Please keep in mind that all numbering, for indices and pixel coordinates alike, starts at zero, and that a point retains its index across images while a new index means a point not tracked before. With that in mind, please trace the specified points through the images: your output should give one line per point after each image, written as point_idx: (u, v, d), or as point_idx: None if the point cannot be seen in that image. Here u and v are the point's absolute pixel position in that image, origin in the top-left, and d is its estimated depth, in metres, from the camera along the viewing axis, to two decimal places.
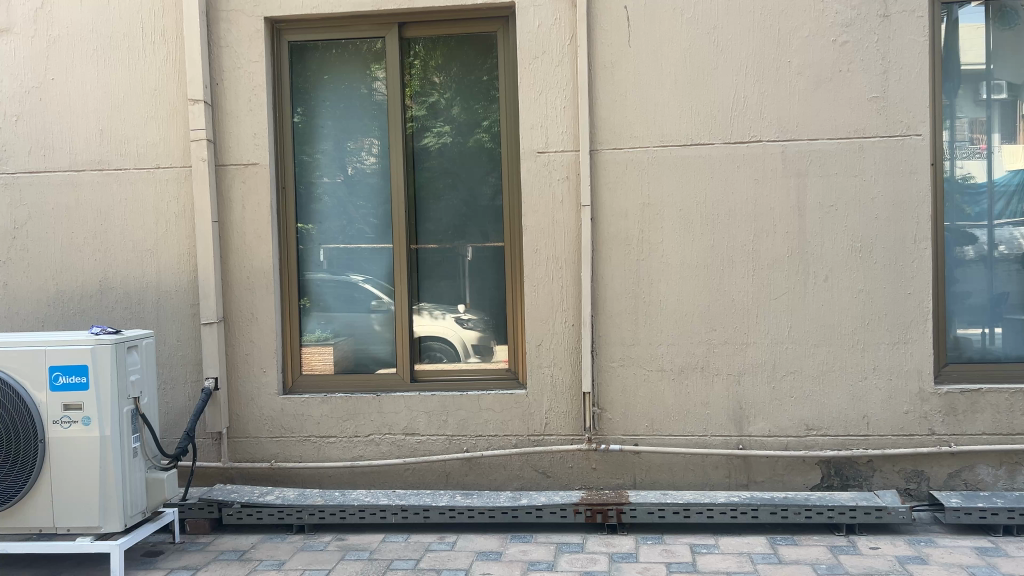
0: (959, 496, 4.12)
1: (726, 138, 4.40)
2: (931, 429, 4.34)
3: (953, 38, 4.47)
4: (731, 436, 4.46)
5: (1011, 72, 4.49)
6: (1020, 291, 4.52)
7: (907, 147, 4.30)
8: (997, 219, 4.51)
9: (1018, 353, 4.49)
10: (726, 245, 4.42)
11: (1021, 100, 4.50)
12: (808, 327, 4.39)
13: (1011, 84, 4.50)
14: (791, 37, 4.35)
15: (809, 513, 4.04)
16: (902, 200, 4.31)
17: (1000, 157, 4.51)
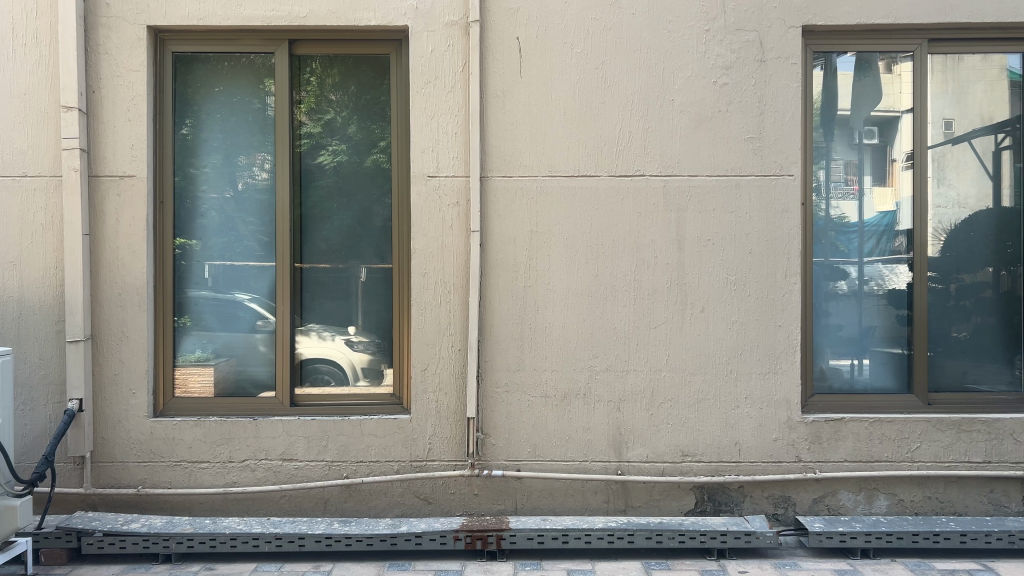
0: (821, 521, 4.31)
1: (612, 171, 4.52)
2: (798, 455, 4.53)
3: (828, 84, 4.74)
4: (611, 462, 4.54)
5: (881, 119, 4.78)
6: (885, 326, 4.79)
7: (779, 186, 4.51)
8: (868, 257, 4.77)
9: (882, 384, 4.76)
10: (610, 274, 4.52)
11: (892, 146, 4.78)
12: (685, 356, 4.53)
13: (882, 129, 4.78)
14: (675, 76, 4.52)
15: (682, 538, 4.15)
16: (774, 237, 4.51)
17: (872, 198, 4.78)
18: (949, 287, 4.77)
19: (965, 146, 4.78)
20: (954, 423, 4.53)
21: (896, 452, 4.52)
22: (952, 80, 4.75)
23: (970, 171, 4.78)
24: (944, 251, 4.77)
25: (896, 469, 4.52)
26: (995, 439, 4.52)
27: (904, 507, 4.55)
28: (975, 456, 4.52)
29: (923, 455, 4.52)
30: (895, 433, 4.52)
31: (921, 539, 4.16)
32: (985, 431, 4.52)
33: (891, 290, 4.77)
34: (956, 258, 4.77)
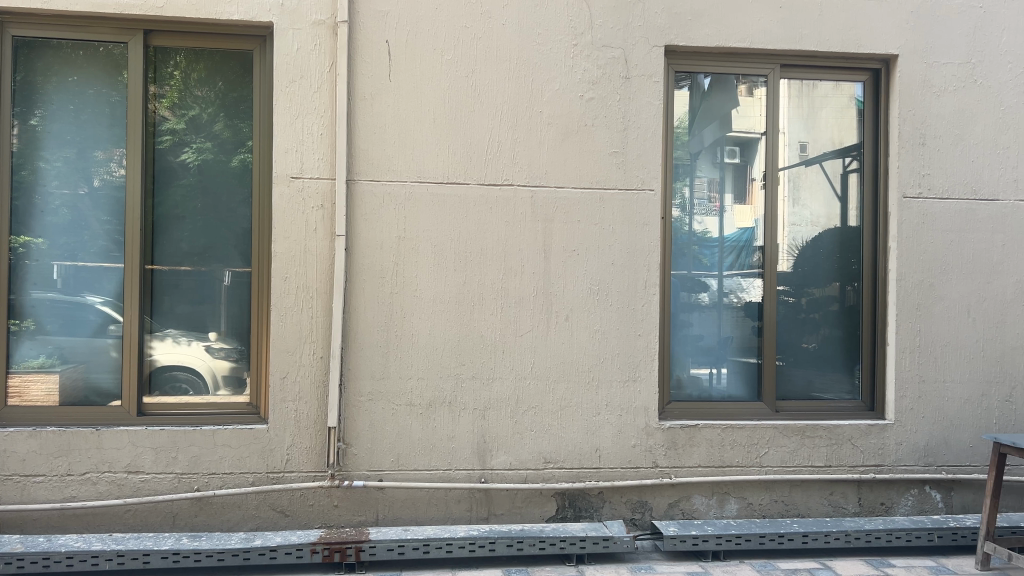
0: (676, 525, 4.45)
1: (480, 179, 4.52)
2: (655, 461, 4.66)
3: (692, 104, 4.92)
4: (474, 470, 4.52)
5: (742, 138, 4.99)
6: (743, 336, 4.99)
7: (641, 200, 4.65)
8: (727, 271, 4.97)
9: (738, 393, 4.96)
10: (478, 282, 4.52)
11: (752, 166, 5.00)
12: (548, 364, 4.58)
13: (743, 149, 4.99)
14: (543, 89, 4.58)
15: (542, 545, 4.18)
16: (635, 249, 4.64)
17: (732, 215, 4.99)
18: (800, 300, 5.04)
19: (816, 168, 5.07)
20: (799, 429, 4.77)
21: (746, 457, 4.73)
22: (804, 104, 5.04)
23: (821, 192, 5.07)
24: (795, 266, 5.03)
25: (745, 474, 4.72)
26: (836, 445, 4.79)
27: (753, 510, 4.76)
28: (817, 461, 4.78)
29: (770, 460, 4.75)
30: (745, 439, 4.73)
31: (768, 540, 4.36)
32: (826, 436, 4.79)
33: (745, 302, 4.99)
34: (806, 273, 5.04)
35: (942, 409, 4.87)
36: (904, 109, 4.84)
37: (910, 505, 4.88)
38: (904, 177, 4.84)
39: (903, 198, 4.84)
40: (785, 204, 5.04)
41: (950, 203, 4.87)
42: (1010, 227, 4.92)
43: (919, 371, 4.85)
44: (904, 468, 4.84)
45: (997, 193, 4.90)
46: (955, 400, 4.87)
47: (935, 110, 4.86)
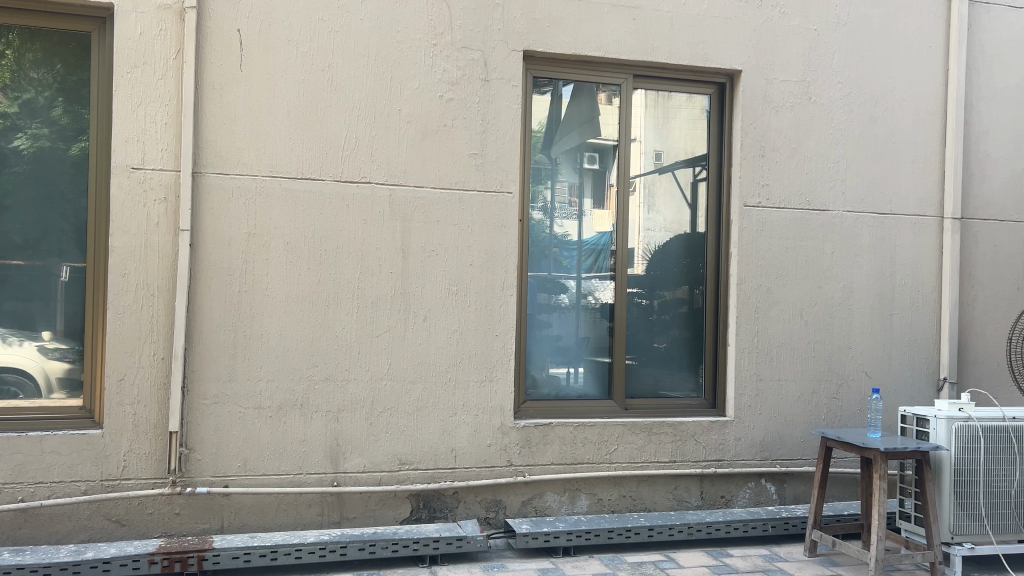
0: (528, 522, 4.51)
1: (336, 176, 4.43)
2: (509, 460, 4.71)
3: (554, 109, 4.99)
4: (326, 474, 4.43)
5: (602, 145, 5.11)
6: (599, 337, 5.12)
7: (499, 202, 4.69)
8: (586, 274, 5.08)
9: (594, 392, 5.09)
10: (333, 280, 4.42)
11: (611, 172, 5.13)
12: (404, 364, 4.54)
13: (603, 156, 5.11)
14: (402, 86, 4.54)
15: (395, 547, 4.14)
16: (493, 250, 4.68)
17: (591, 219, 5.10)
18: (653, 302, 5.22)
19: (670, 176, 5.26)
20: (646, 426, 4.95)
21: (596, 454, 4.86)
22: (660, 114, 5.21)
23: (674, 199, 5.27)
24: (649, 269, 5.20)
25: (596, 470, 4.86)
26: (680, 441, 5.00)
27: (602, 505, 4.90)
28: (663, 456, 4.98)
29: (620, 456, 4.90)
30: (596, 437, 4.86)
31: (615, 535, 4.50)
32: (672, 433, 4.99)
33: (603, 304, 5.12)
34: (658, 276, 5.22)
35: (777, 406, 5.17)
36: (746, 122, 5.11)
37: (748, 498, 5.15)
38: (745, 187, 5.12)
39: (744, 206, 5.11)
40: (641, 210, 5.20)
41: (786, 212, 5.19)
42: (838, 236, 5.29)
43: (756, 370, 5.13)
44: (742, 462, 5.11)
45: (827, 204, 5.26)
46: (788, 397, 5.19)
47: (774, 124, 5.16)
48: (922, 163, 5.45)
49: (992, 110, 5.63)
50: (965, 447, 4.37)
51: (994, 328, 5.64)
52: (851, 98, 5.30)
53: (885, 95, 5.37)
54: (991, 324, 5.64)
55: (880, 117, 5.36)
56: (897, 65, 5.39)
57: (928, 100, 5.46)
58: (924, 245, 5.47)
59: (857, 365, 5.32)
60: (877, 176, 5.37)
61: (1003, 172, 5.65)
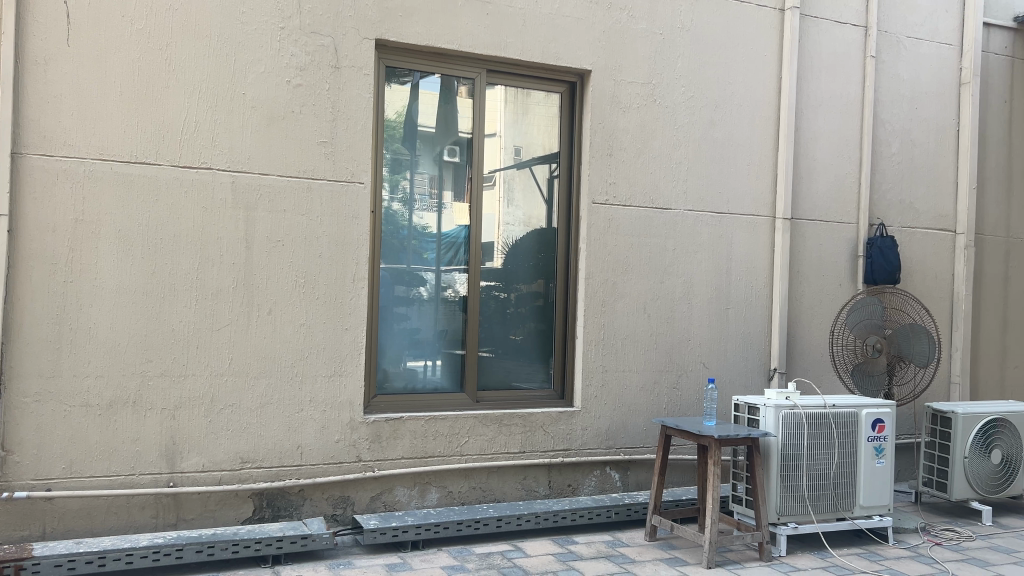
0: (376, 518, 4.47)
1: (174, 161, 4.22)
2: (358, 455, 4.65)
3: (412, 101, 4.94)
4: (162, 474, 4.21)
5: (462, 138, 5.10)
6: (459, 329, 5.11)
7: (350, 192, 4.61)
8: (446, 267, 5.06)
9: (451, 384, 5.08)
10: (170, 271, 4.21)
11: (472, 166, 5.12)
12: (247, 359, 4.38)
13: (463, 149, 5.11)
14: (247, 70, 4.37)
15: (235, 548, 4.00)
16: (342, 241, 4.59)
17: (452, 212, 5.08)
18: (509, 296, 5.26)
19: (528, 172, 5.32)
20: (497, 418, 5.00)
21: (447, 447, 4.87)
22: (517, 110, 5.26)
23: (533, 195, 5.33)
24: (506, 262, 5.24)
25: (446, 463, 4.86)
26: (530, 432, 5.09)
27: (452, 498, 4.92)
28: (513, 447, 5.04)
29: (470, 448, 4.93)
30: (447, 430, 4.86)
31: (464, 527, 4.52)
32: (521, 424, 5.06)
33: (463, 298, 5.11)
34: (514, 269, 5.27)
35: (622, 397, 5.34)
36: (596, 122, 5.24)
37: (593, 486, 5.31)
38: (593, 185, 5.25)
39: (592, 204, 5.25)
40: (501, 205, 5.23)
41: (632, 210, 5.36)
42: (680, 233, 5.52)
43: (603, 362, 5.28)
44: (588, 451, 5.26)
45: (670, 203, 5.48)
46: (633, 388, 5.38)
47: (621, 124, 5.32)
48: (757, 165, 5.77)
49: (820, 118, 6.02)
50: (790, 433, 4.67)
51: (819, 321, 6.06)
52: (694, 102, 5.53)
53: (725, 99, 5.65)
54: (816, 318, 6.05)
55: (720, 121, 5.63)
56: (735, 72, 5.68)
57: (763, 106, 5.78)
58: (758, 244, 5.79)
59: (697, 356, 5.58)
60: (716, 177, 5.64)
61: (829, 176, 6.06)
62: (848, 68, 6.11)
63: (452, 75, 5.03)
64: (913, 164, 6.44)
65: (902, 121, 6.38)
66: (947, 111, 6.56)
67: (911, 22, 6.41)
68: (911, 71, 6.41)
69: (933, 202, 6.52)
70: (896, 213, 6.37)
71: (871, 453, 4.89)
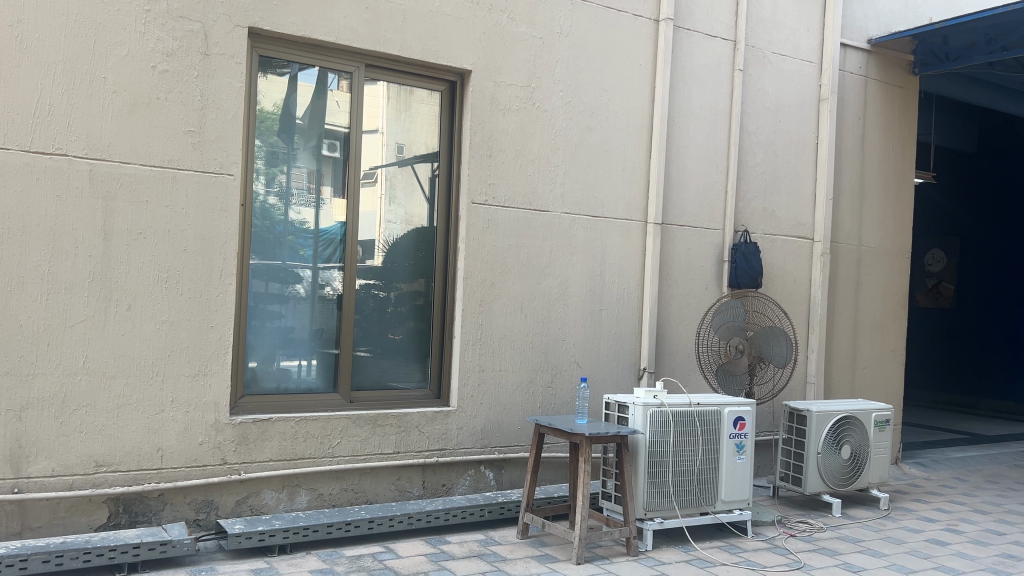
0: (242, 522, 4.32)
1: (25, 146, 3.95)
2: (223, 458, 4.49)
3: (290, 93, 4.81)
4: (6, 480, 3.94)
5: (342, 132, 5.00)
6: (335, 328, 5.01)
7: (219, 184, 4.44)
8: (324, 264, 4.96)
9: (326, 384, 4.98)
10: (17, 263, 3.94)
11: (352, 162, 5.03)
12: (103, 358, 4.15)
13: (342, 145, 5.01)
14: (108, 53, 4.14)
15: (87, 557, 3.78)
16: (209, 235, 4.42)
17: (331, 208, 4.98)
18: (388, 295, 5.20)
19: (409, 170, 5.28)
20: (370, 419, 4.93)
21: (318, 449, 4.77)
22: (399, 108, 5.21)
23: (414, 194, 5.30)
24: (386, 261, 5.18)
25: (317, 465, 4.76)
26: (404, 432, 5.04)
27: (322, 500, 4.82)
28: (386, 448, 4.99)
29: (342, 450, 4.84)
30: (319, 431, 4.76)
31: (334, 529, 4.44)
32: (396, 425, 5.01)
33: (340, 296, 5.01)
34: (393, 268, 5.21)
35: (498, 397, 5.38)
36: (475, 122, 5.25)
37: (467, 485, 5.31)
38: (472, 185, 5.26)
39: (472, 204, 5.25)
40: (382, 202, 5.17)
41: (510, 211, 5.40)
42: (557, 235, 5.60)
43: (479, 361, 5.30)
44: (463, 451, 5.26)
45: (547, 205, 5.55)
46: (508, 387, 5.41)
47: (500, 125, 5.35)
48: (631, 171, 5.93)
49: (691, 127, 6.24)
50: (657, 431, 4.82)
51: (687, 323, 6.28)
52: (571, 106, 5.63)
53: (600, 105, 5.77)
54: (684, 320, 6.27)
55: (596, 126, 5.75)
56: (611, 80, 5.81)
57: (637, 114, 5.95)
58: (631, 247, 5.95)
59: (571, 356, 5.68)
60: (592, 181, 5.75)
61: (698, 184, 6.30)
62: (717, 80, 6.37)
63: (332, 68, 4.93)
64: (776, 174, 6.78)
65: (766, 133, 6.70)
66: (807, 125, 6.93)
67: (776, 39, 6.73)
68: (775, 86, 6.73)
69: (794, 211, 6.87)
70: (759, 221, 6.68)
71: (732, 449, 5.11)
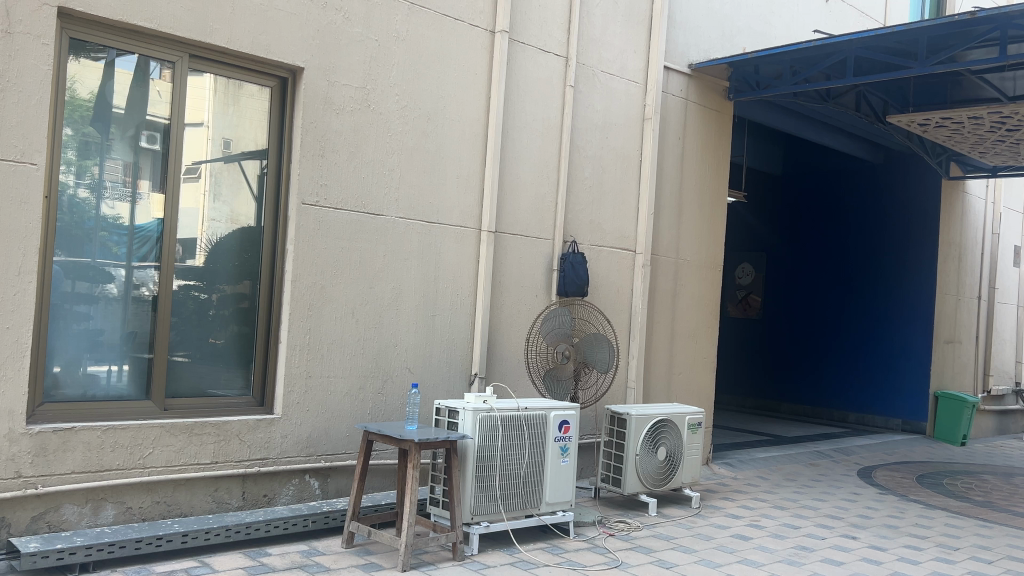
0: (38, 540, 3.98)
1: None
2: (18, 471, 4.11)
3: (104, 79, 4.50)
4: None
5: (162, 124, 4.73)
6: (149, 331, 4.72)
7: (19, 174, 4.09)
8: (139, 263, 4.67)
9: (138, 391, 4.67)
10: None
11: (172, 156, 4.76)
12: None
13: (163, 137, 4.74)
14: None
15: None
16: (7, 228, 4.06)
17: (148, 204, 4.69)
18: (210, 297, 4.96)
19: (236, 166, 5.07)
20: (187, 428, 4.68)
21: (128, 460, 4.47)
22: (225, 102, 4.99)
23: (242, 192, 5.10)
24: (209, 261, 4.95)
25: (125, 477, 4.47)
26: (223, 441, 4.83)
27: (131, 514, 4.53)
28: (203, 458, 4.76)
29: (154, 461, 4.57)
30: (128, 441, 4.47)
31: (144, 545, 4.18)
32: (214, 433, 4.79)
33: (155, 297, 4.73)
34: (216, 269, 4.98)
35: (325, 404, 5.25)
36: (307, 121, 5.12)
37: (290, 495, 5.16)
38: (302, 186, 5.12)
39: (301, 204, 5.12)
40: (206, 199, 4.94)
41: (342, 214, 5.31)
42: (390, 239, 5.55)
43: (306, 367, 5.16)
44: (286, 460, 5.10)
45: (381, 209, 5.50)
46: (335, 394, 5.30)
47: (333, 126, 5.24)
48: (465, 179, 5.98)
49: (524, 138, 6.38)
50: (485, 435, 4.87)
51: (517, 329, 6.40)
52: (407, 111, 5.61)
53: (436, 112, 5.79)
54: (514, 327, 6.39)
55: (432, 132, 5.76)
56: (448, 87, 5.85)
57: (472, 123, 6.01)
58: (464, 254, 6.00)
59: (402, 361, 5.64)
60: (426, 187, 5.75)
61: (530, 194, 6.44)
62: (550, 94, 6.55)
63: (152, 56, 4.65)
64: (603, 188, 7.05)
65: (594, 148, 6.96)
66: (633, 142, 7.26)
67: (605, 58, 7.01)
68: (603, 103, 7.01)
69: (618, 224, 7.17)
70: (587, 232, 6.92)
71: (556, 452, 5.26)
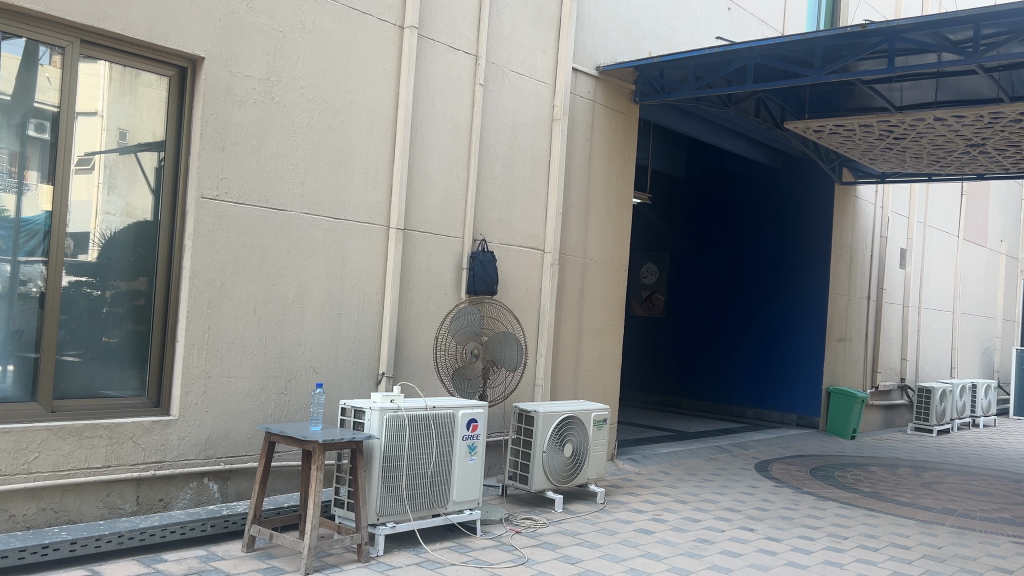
0: None
1: None
2: None
3: None
4: None
5: (51, 111, 4.50)
6: (36, 329, 4.48)
7: None
8: (25, 257, 4.42)
9: (24, 393, 4.43)
10: None
11: (63, 145, 4.53)
12: None
13: (52, 125, 4.51)
14: None
15: None
16: None
17: (36, 195, 4.46)
18: (103, 294, 4.75)
19: (132, 158, 4.87)
20: (76, 431, 4.46)
21: (11, 465, 4.23)
22: (120, 90, 4.79)
23: (138, 185, 4.90)
24: (101, 256, 4.73)
25: (8, 484, 4.23)
26: (115, 444, 4.63)
27: (14, 523, 4.28)
28: (94, 462, 4.55)
29: (40, 466, 4.34)
30: (11, 445, 4.23)
31: (28, 554, 3.96)
32: (106, 436, 4.59)
33: (43, 293, 4.49)
34: (109, 264, 4.77)
35: (225, 404, 5.10)
36: (207, 112, 4.96)
37: (187, 499, 4.99)
38: (202, 179, 4.95)
39: (201, 198, 4.95)
40: (99, 191, 4.73)
41: (244, 208, 5.16)
42: (294, 235, 5.43)
43: (205, 367, 4.99)
44: (183, 463, 4.93)
45: (285, 205, 5.37)
46: (236, 394, 5.15)
47: (235, 118, 5.09)
48: (373, 175, 5.91)
49: (433, 136, 6.34)
50: (392, 435, 4.82)
51: (425, 328, 6.36)
52: (312, 105, 5.50)
53: (343, 106, 5.69)
54: (422, 325, 6.34)
55: (338, 127, 5.67)
56: (355, 81, 5.76)
57: (380, 119, 5.94)
58: (371, 251, 5.92)
59: (306, 360, 5.53)
60: (333, 183, 5.65)
61: (439, 192, 6.40)
62: (459, 92, 6.53)
63: (41, 40, 4.42)
64: (512, 187, 7.07)
65: (504, 147, 6.98)
66: (541, 142, 7.31)
67: (514, 58, 7.04)
68: (512, 102, 7.03)
69: (527, 223, 7.21)
70: (496, 231, 6.93)
71: (463, 451, 5.25)
